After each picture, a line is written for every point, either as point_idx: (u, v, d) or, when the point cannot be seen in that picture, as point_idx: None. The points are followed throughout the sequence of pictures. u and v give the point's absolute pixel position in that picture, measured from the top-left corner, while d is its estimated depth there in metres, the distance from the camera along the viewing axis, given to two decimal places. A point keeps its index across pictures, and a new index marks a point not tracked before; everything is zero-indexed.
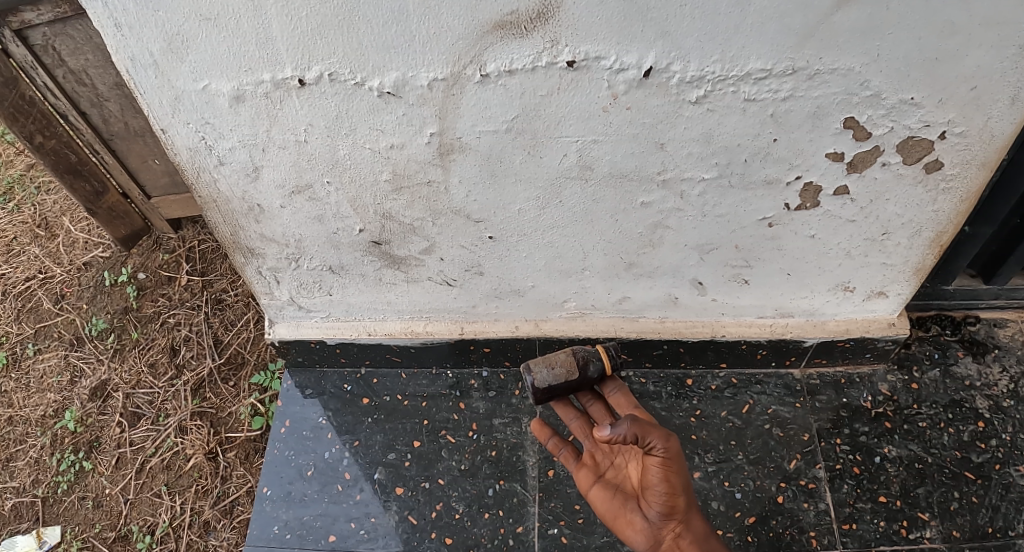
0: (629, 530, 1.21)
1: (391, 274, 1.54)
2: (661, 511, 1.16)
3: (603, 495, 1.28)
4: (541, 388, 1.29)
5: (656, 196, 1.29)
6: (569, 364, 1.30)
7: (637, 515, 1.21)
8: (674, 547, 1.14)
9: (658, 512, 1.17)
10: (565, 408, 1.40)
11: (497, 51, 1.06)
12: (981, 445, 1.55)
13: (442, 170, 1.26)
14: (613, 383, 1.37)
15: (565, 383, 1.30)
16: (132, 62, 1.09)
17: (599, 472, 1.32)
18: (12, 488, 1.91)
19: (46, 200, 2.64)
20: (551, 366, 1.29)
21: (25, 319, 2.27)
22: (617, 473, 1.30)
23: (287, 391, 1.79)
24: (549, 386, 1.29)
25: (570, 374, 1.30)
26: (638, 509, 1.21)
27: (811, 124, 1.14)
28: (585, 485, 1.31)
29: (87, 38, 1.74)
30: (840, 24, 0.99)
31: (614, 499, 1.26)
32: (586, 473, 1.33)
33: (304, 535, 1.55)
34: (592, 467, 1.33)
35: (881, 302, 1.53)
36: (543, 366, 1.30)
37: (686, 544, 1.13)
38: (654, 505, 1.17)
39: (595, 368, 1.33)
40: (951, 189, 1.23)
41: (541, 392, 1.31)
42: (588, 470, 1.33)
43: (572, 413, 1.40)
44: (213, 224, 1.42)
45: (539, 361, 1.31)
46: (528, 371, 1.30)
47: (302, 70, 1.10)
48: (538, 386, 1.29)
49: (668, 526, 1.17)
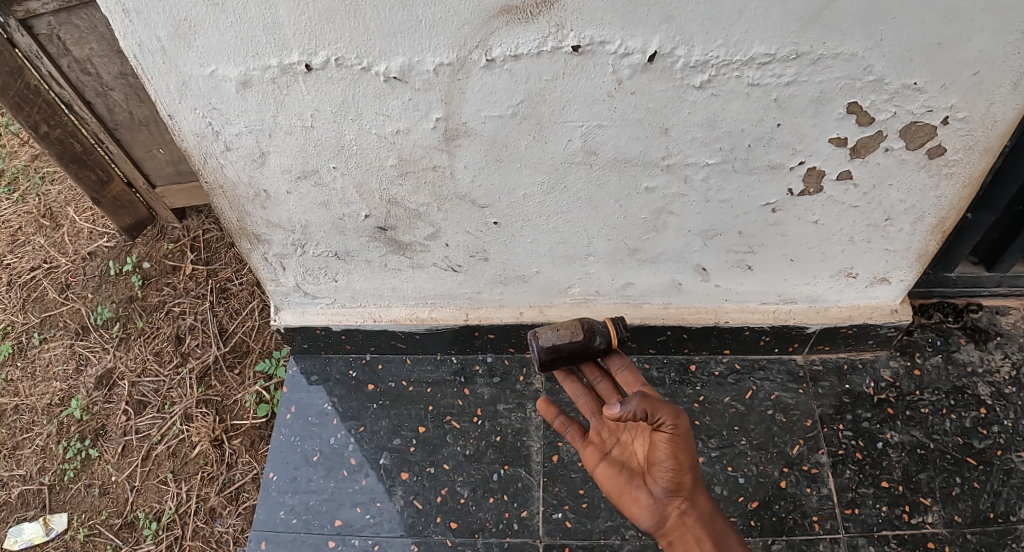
0: (634, 506, 1.23)
1: (397, 260, 1.54)
2: (667, 487, 1.19)
3: (609, 472, 1.29)
4: (546, 348, 1.32)
5: (661, 181, 1.30)
6: (574, 327, 1.33)
7: (643, 492, 1.23)
8: (678, 523, 1.18)
9: (664, 488, 1.19)
10: (571, 383, 1.41)
11: (504, 35, 1.06)
12: (983, 431, 1.56)
13: (448, 154, 1.27)
14: (619, 359, 1.40)
15: (570, 344, 1.32)
16: (140, 47, 1.10)
17: (605, 450, 1.34)
18: (19, 476, 1.92)
19: (51, 190, 2.64)
20: (556, 328, 1.33)
21: (30, 309, 2.28)
22: (623, 451, 1.32)
23: (293, 378, 1.80)
24: (554, 346, 1.32)
25: (575, 336, 1.33)
26: (644, 486, 1.23)
27: (815, 109, 1.15)
28: (591, 462, 1.33)
29: (92, 26, 1.75)
30: (845, 8, 0.99)
31: (620, 476, 1.28)
32: (592, 451, 1.34)
33: (310, 520, 1.57)
34: (598, 445, 1.35)
35: (884, 288, 1.53)
36: (548, 328, 1.33)
37: (690, 522, 1.17)
38: (660, 481, 1.19)
39: (601, 338, 1.36)
40: (955, 173, 1.23)
41: (546, 354, 1.32)
42: (594, 448, 1.34)
43: (580, 390, 1.41)
44: (219, 209, 1.42)
45: (545, 326, 1.34)
46: (533, 335, 1.33)
47: (309, 55, 1.11)
48: (542, 345, 1.31)
49: (673, 503, 1.19)
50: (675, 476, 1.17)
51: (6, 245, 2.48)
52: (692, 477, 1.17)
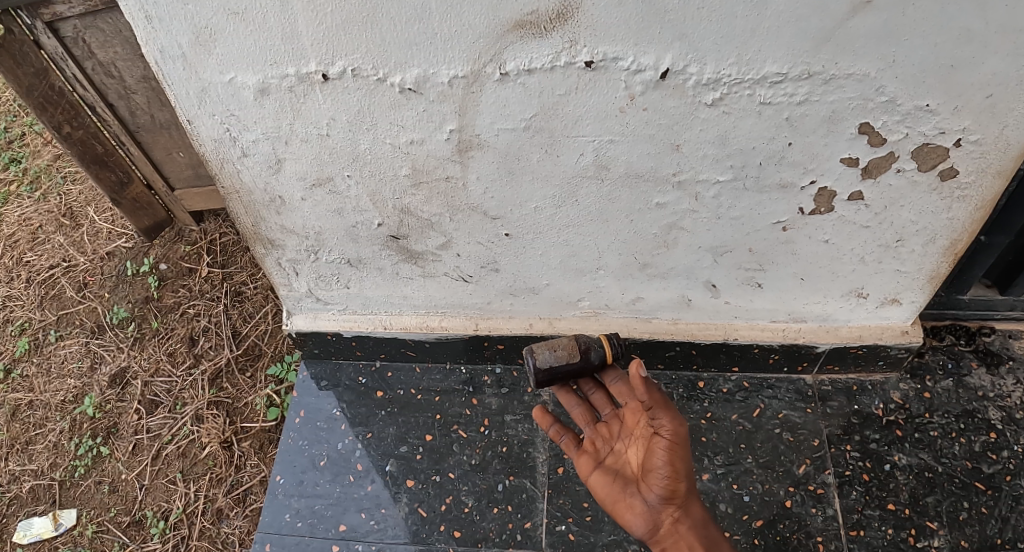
0: (628, 514, 1.24)
1: (409, 268, 1.56)
2: (661, 495, 1.19)
3: (602, 480, 1.30)
4: (543, 369, 1.32)
5: (672, 197, 1.30)
6: (572, 348, 1.33)
7: (637, 499, 1.23)
8: (671, 531, 1.20)
9: (658, 496, 1.20)
10: (566, 394, 1.43)
11: (517, 49, 1.08)
12: (993, 456, 1.54)
13: (461, 166, 1.28)
14: (613, 372, 1.38)
15: (566, 366, 1.33)
16: (162, 54, 1.13)
17: (599, 459, 1.35)
18: (31, 471, 1.95)
19: (73, 190, 2.69)
20: (553, 348, 1.33)
21: (48, 306, 2.32)
22: (617, 460, 1.32)
23: (303, 382, 1.82)
24: (551, 367, 1.32)
25: (572, 357, 1.33)
26: (638, 493, 1.24)
27: (826, 129, 1.15)
28: (586, 470, 1.34)
29: (117, 31, 1.79)
30: (857, 29, 1.00)
31: (614, 484, 1.28)
32: (587, 460, 1.35)
33: (315, 524, 1.58)
34: (592, 454, 1.36)
35: (895, 309, 1.53)
36: (545, 347, 1.33)
37: (682, 530, 1.19)
38: (655, 489, 1.20)
39: (597, 354, 1.37)
40: (967, 196, 1.23)
41: (543, 374, 1.33)
42: (589, 457, 1.36)
43: (575, 400, 1.42)
44: (235, 215, 1.45)
45: (541, 344, 1.34)
46: (530, 353, 1.33)
47: (326, 65, 1.13)
48: (540, 366, 1.32)
49: (667, 511, 1.21)
50: (670, 483, 1.18)
51: (27, 243, 2.53)
52: (687, 484, 1.19)
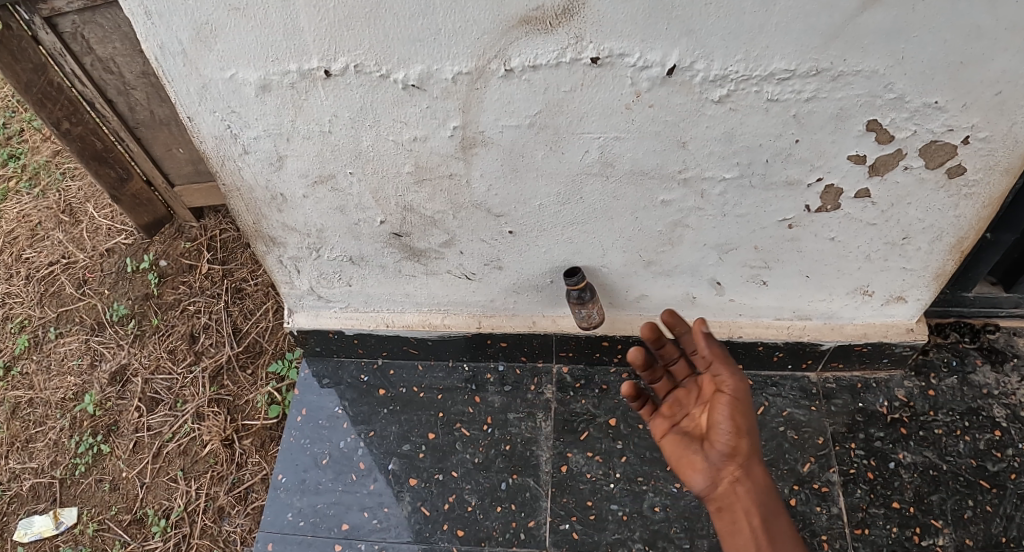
0: (690, 470, 1.22)
1: (411, 266, 1.55)
2: (722, 451, 1.18)
3: (672, 440, 1.27)
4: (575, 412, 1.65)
5: (677, 195, 1.29)
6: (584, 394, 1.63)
7: (699, 455, 1.22)
8: (730, 492, 1.17)
9: (720, 452, 1.18)
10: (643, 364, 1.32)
11: (522, 45, 1.06)
12: (998, 454, 1.53)
13: (465, 163, 1.27)
14: (684, 326, 1.38)
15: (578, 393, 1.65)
16: (162, 50, 1.11)
17: (674, 421, 1.31)
18: (32, 469, 1.95)
19: (72, 186, 2.68)
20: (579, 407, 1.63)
21: (48, 303, 2.31)
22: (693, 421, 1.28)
23: (304, 380, 1.82)
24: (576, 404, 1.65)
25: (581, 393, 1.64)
26: (701, 450, 1.22)
27: (834, 126, 1.14)
28: (658, 432, 1.31)
29: (116, 27, 1.77)
30: (866, 26, 0.98)
31: (681, 442, 1.26)
32: (661, 421, 1.32)
33: (318, 523, 1.57)
34: (669, 417, 1.32)
35: (900, 307, 1.52)
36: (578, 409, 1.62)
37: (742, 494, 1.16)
38: (716, 445, 1.18)
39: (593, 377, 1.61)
40: (974, 193, 1.22)
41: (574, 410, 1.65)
42: (663, 418, 1.32)
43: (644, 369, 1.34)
44: (237, 212, 1.44)
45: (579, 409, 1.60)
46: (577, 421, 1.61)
47: (328, 61, 1.11)
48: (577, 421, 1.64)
49: (727, 469, 1.18)
50: (732, 440, 1.17)
51: (26, 239, 2.51)
52: (752, 445, 1.17)
